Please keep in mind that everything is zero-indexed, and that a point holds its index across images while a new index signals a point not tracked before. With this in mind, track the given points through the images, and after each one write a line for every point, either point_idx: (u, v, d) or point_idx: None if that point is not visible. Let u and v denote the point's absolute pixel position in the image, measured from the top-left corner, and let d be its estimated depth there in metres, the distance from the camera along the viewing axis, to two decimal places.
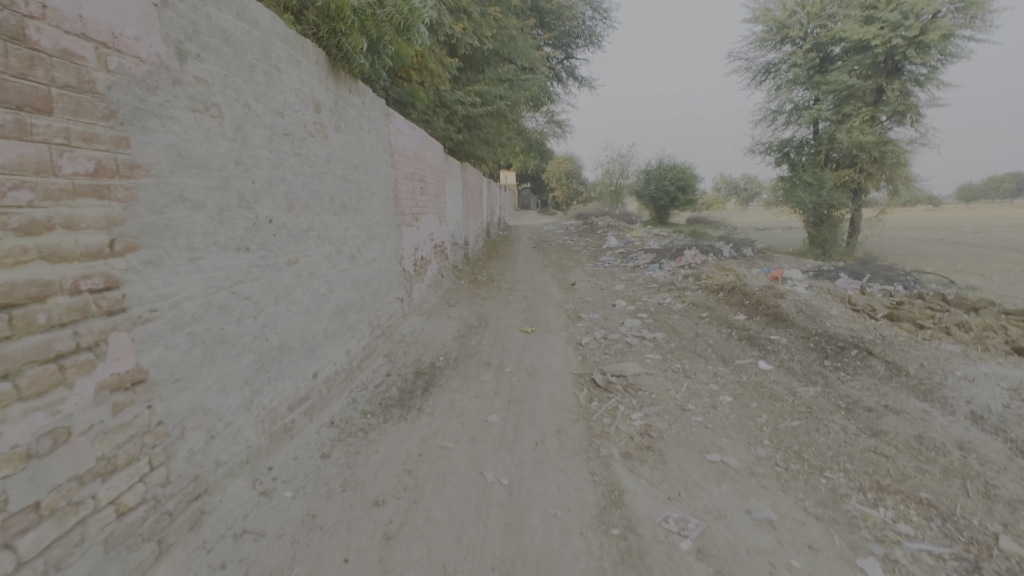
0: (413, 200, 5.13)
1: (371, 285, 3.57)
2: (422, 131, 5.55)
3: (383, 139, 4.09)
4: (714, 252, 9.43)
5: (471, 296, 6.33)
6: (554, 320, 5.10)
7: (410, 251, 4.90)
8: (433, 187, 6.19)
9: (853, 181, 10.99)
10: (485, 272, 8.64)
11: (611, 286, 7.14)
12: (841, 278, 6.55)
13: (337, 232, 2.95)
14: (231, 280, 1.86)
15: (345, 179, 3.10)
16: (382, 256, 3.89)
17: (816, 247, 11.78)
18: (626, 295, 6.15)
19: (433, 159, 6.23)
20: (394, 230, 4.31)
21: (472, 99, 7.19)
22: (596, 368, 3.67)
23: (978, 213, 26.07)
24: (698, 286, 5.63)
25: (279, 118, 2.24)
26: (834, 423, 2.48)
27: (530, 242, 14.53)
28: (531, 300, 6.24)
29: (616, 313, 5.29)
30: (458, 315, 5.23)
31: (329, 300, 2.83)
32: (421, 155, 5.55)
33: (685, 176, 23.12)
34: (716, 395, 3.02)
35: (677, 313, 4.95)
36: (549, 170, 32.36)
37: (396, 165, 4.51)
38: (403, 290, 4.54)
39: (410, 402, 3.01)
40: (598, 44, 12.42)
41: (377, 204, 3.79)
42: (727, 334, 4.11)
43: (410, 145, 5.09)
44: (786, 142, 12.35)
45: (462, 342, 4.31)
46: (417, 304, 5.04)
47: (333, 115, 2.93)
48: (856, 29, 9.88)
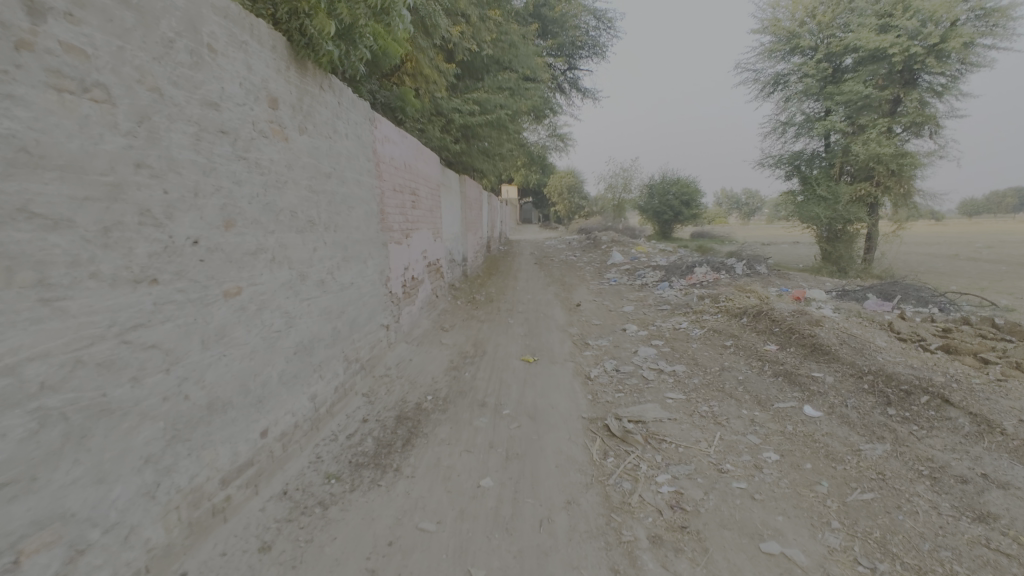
0: (404, 214, 4.65)
1: (347, 313, 3.07)
2: (415, 139, 5.11)
3: (366, 145, 3.62)
4: (726, 270, 8.94)
5: (468, 318, 5.82)
6: (559, 348, 4.59)
7: (398, 270, 4.40)
8: (427, 201, 5.73)
9: (870, 195, 10.53)
10: (484, 290, 8.15)
11: (619, 307, 6.64)
12: (870, 299, 6.04)
13: (301, 253, 2.46)
14: (124, 325, 1.36)
15: (313, 190, 2.62)
16: (362, 279, 3.39)
17: (830, 263, 11.29)
18: (637, 319, 5.65)
19: (427, 171, 5.77)
20: (378, 249, 3.82)
21: (470, 108, 6.75)
22: (609, 411, 3.14)
23: (985, 228, 25.74)
24: (718, 309, 5.11)
25: (212, 111, 1.76)
26: (921, 500, 1.95)
27: (531, 258, 14.07)
28: (533, 323, 5.73)
29: (628, 340, 4.78)
30: (452, 342, 4.73)
31: (288, 336, 2.32)
32: (414, 166, 5.10)
33: (689, 190, 22.79)
34: (758, 450, 2.49)
35: (697, 341, 4.43)
36: (551, 185, 32.07)
37: (382, 176, 4.04)
38: (389, 316, 4.04)
39: (387, 458, 2.48)
40: (602, 54, 12.08)
41: (357, 220, 3.31)
42: (758, 368, 3.58)
43: (401, 155, 4.64)
44: (796, 155, 11.94)
45: (455, 376, 3.80)
46: (407, 331, 4.53)
47: (297, 114, 2.45)
48: (871, 37, 9.50)
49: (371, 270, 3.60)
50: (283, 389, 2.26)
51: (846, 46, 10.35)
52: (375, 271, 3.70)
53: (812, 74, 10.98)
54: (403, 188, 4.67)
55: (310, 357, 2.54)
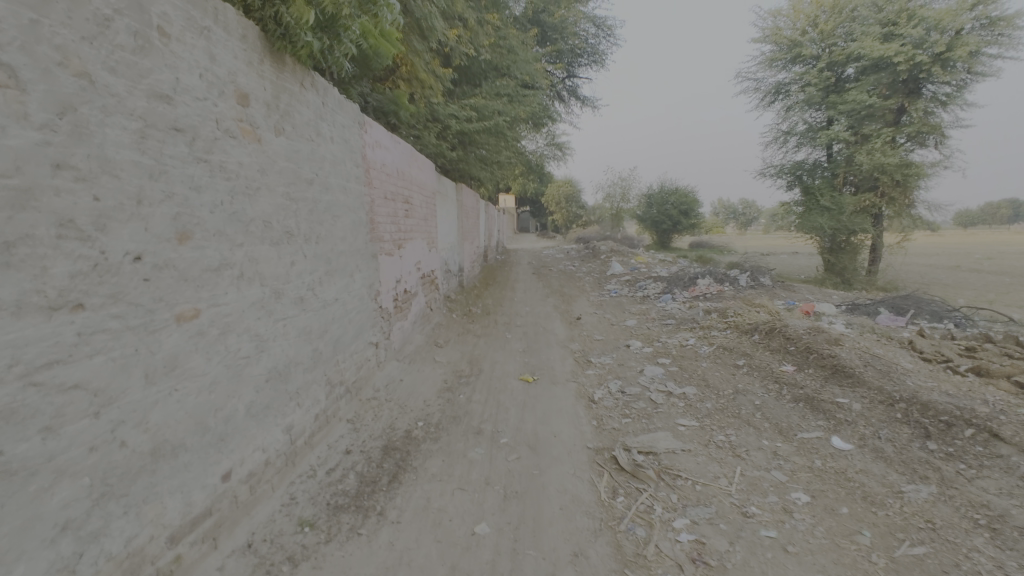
0: (396, 224, 4.42)
1: (329, 332, 2.81)
2: (409, 146, 4.89)
3: (354, 150, 3.37)
4: (730, 282, 8.72)
5: (463, 333, 5.56)
6: (560, 366, 4.33)
7: (390, 282, 4.16)
8: (422, 211, 5.50)
9: (874, 206, 10.36)
10: (481, 303, 7.89)
11: (621, 321, 6.39)
12: (882, 314, 5.81)
13: (275, 269, 2.21)
14: (32, 363, 1.10)
15: (292, 198, 2.37)
16: (349, 294, 3.13)
17: (834, 275, 11.09)
18: (641, 334, 5.40)
19: (421, 178, 5.53)
20: (367, 261, 3.57)
21: (467, 114, 6.53)
22: (616, 440, 2.87)
23: (983, 240, 25.75)
24: (727, 325, 4.86)
25: (164, 105, 1.51)
26: (982, 557, 1.69)
27: (529, 268, 13.83)
28: (532, 338, 5.47)
29: (633, 357, 4.52)
30: (447, 359, 4.47)
31: (259, 362, 2.06)
32: (408, 174, 4.88)
33: (688, 200, 22.70)
34: (785, 490, 2.23)
35: (707, 360, 4.17)
36: (548, 194, 31.95)
37: (372, 183, 3.80)
38: (379, 333, 3.79)
39: (370, 499, 2.21)
40: (602, 62, 11.95)
41: (344, 231, 3.07)
42: (775, 391, 3.32)
43: (394, 162, 4.41)
44: (798, 165, 11.78)
45: (449, 399, 3.53)
46: (398, 348, 4.27)
47: (274, 114, 2.21)
48: (876, 46, 9.37)
49: (359, 284, 3.35)
50: (252, 423, 1.99)
51: (849, 55, 10.23)
52: (363, 285, 3.44)
53: (815, 83, 10.85)
54: (396, 196, 4.44)
55: (285, 384, 2.28)
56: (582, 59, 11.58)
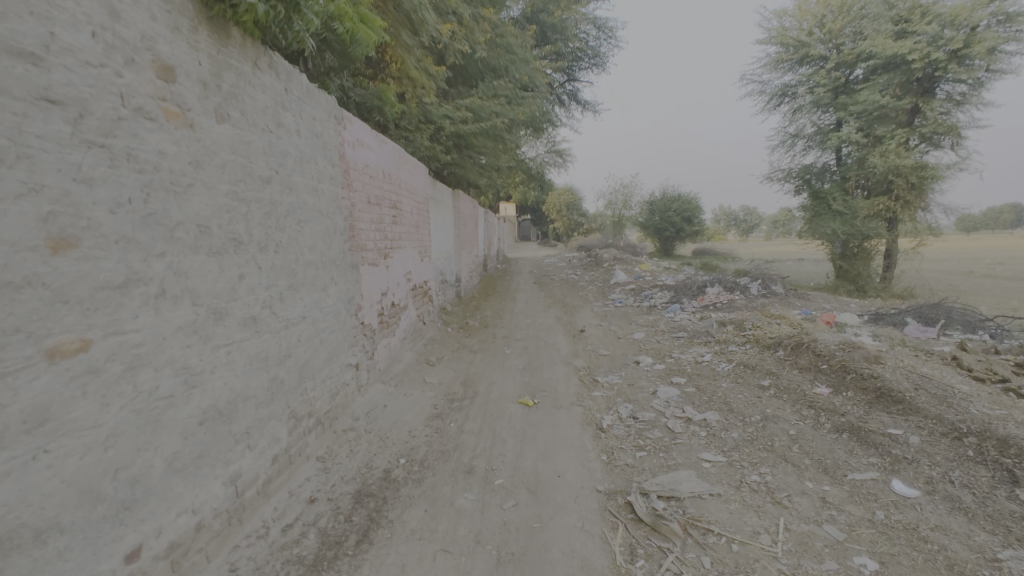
0: (382, 231, 4.04)
1: (294, 355, 2.40)
2: (397, 147, 4.52)
3: (329, 147, 2.98)
4: (740, 290, 8.31)
5: (458, 349, 5.15)
6: (563, 387, 3.90)
7: (374, 296, 3.76)
8: (414, 217, 5.14)
9: (888, 210, 9.95)
10: (479, 314, 7.48)
11: (628, 333, 5.98)
12: (911, 325, 5.39)
13: (215, 285, 1.80)
14: None
15: (240, 199, 1.97)
16: (319, 311, 2.72)
17: (847, 282, 10.67)
18: (650, 349, 4.98)
19: (412, 182, 5.14)
20: (345, 273, 3.16)
21: (462, 114, 6.16)
22: (630, 481, 2.45)
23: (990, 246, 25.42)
24: (746, 339, 4.44)
25: (25, 66, 1.12)
26: None
27: (530, 277, 13.44)
28: (532, 353, 5.06)
29: (644, 376, 4.10)
30: (438, 380, 4.05)
31: (188, 401, 1.65)
32: (397, 176, 4.51)
33: (690, 207, 22.40)
34: (845, 553, 1.80)
35: (727, 379, 3.74)
36: (549, 202, 31.65)
37: (352, 185, 3.40)
38: (359, 353, 3.37)
39: (331, 568, 1.78)
40: (603, 65, 11.65)
41: (314, 238, 2.67)
42: (812, 418, 2.89)
43: (380, 163, 4.04)
44: (807, 168, 11.41)
45: (438, 428, 3.11)
46: (383, 369, 3.86)
47: (214, 95, 1.81)
48: (888, 43, 9.02)
49: (334, 299, 2.94)
50: (176, 480, 1.58)
51: (859, 55, 9.89)
52: (339, 300, 3.04)
53: (823, 84, 10.50)
54: (382, 200, 4.07)
55: (229, 424, 1.86)
56: (582, 61, 11.27)
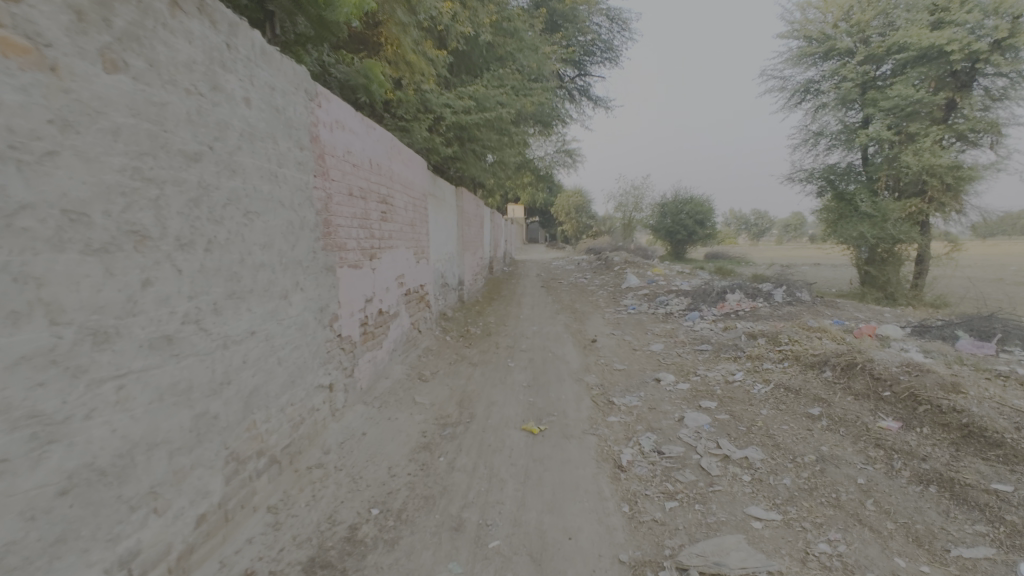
0: (369, 228, 3.56)
1: (235, 382, 1.90)
2: (388, 133, 4.03)
3: (295, 127, 2.48)
4: (763, 297, 7.76)
5: (456, 362, 4.63)
6: (574, 411, 3.37)
7: (357, 303, 3.28)
8: (408, 213, 4.66)
9: (921, 213, 9.34)
10: (482, 321, 6.98)
11: (645, 344, 5.45)
12: (963, 339, 4.82)
13: (96, 295, 1.29)
14: None
15: (146, 178, 1.46)
16: (275, 324, 2.21)
17: (875, 289, 10.05)
18: (671, 365, 4.43)
19: (406, 175, 4.64)
20: (315, 278, 2.66)
21: (465, 103, 5.66)
22: (663, 547, 1.92)
23: (1012, 254, 24.64)
24: (782, 356, 3.88)
25: None
26: None
27: (538, 280, 12.93)
28: (539, 368, 4.54)
29: (666, 398, 3.56)
30: (429, 401, 3.54)
31: (37, 465, 1.14)
32: (388, 167, 4.03)
33: (703, 209, 21.86)
34: None
35: (766, 405, 3.20)
36: (557, 204, 31.18)
37: (328, 174, 2.91)
38: (334, 373, 2.86)
39: None
40: (616, 59, 11.15)
41: (269, 235, 2.17)
42: (883, 461, 2.35)
43: (367, 151, 3.56)
44: (831, 168, 10.83)
45: (424, 464, 2.59)
46: (366, 388, 3.34)
47: (100, 32, 1.31)
48: (925, 34, 8.47)
49: (297, 309, 2.43)
50: None
51: (890, 48, 9.33)
52: (306, 311, 2.53)
53: (850, 78, 9.92)
54: (369, 194, 3.59)
55: (119, 487, 1.35)
56: (595, 54, 10.79)
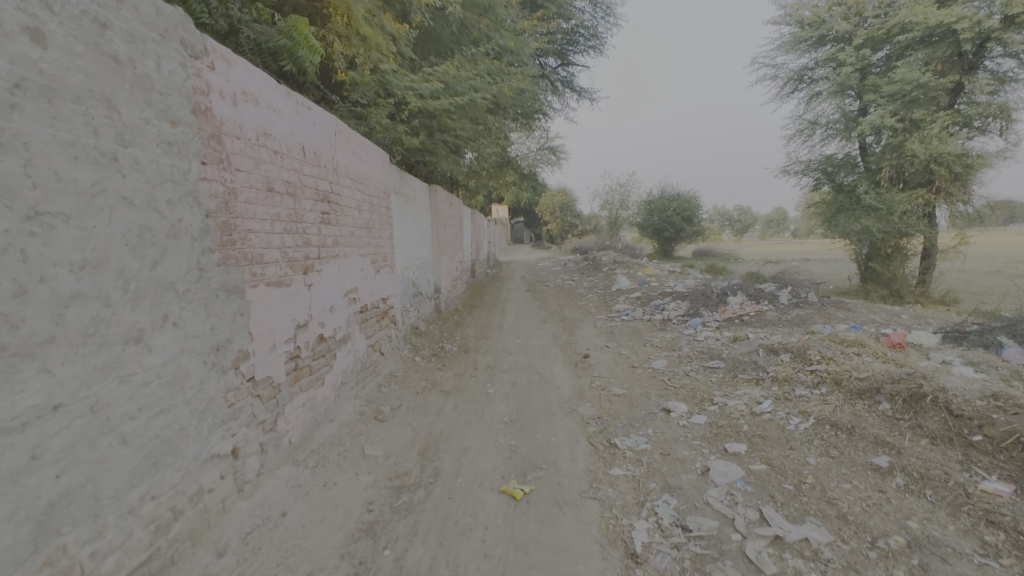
0: (302, 234, 2.80)
1: (8, 495, 1.14)
2: (330, 116, 3.26)
3: (159, 90, 1.72)
4: (768, 298, 7.13)
5: (424, 391, 3.88)
6: (568, 463, 2.65)
7: (283, 332, 2.52)
8: (363, 215, 3.90)
9: (927, 203, 8.79)
10: (461, 334, 6.24)
11: (645, 360, 4.76)
12: (1012, 346, 4.18)
13: None
14: None
15: None
16: (117, 385, 1.45)
17: (879, 286, 9.52)
18: (681, 388, 3.73)
19: (359, 168, 3.88)
20: (203, 306, 1.89)
21: (432, 86, 4.90)
22: None
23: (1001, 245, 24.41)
24: (818, 380, 3.19)
25: None
26: None
27: (523, 283, 12.22)
28: (523, 396, 3.82)
29: (681, 441, 2.84)
30: (383, 451, 2.79)
31: None
32: (330, 160, 3.27)
33: (690, 206, 21.35)
34: None
35: (813, 451, 2.50)
36: (542, 204, 30.55)
37: (227, 161, 2.14)
38: (241, 432, 2.10)
39: None
40: (600, 48, 10.52)
41: (97, 249, 1.40)
42: (1011, 551, 1.65)
43: (297, 136, 2.80)
44: (829, 160, 10.31)
45: (362, 565, 1.84)
46: (298, 442, 2.58)
47: None
48: (930, 12, 7.98)
49: (167, 354, 1.68)
50: None
51: (890, 30, 8.84)
52: (185, 356, 1.77)
53: (849, 63, 9.41)
54: (300, 190, 2.82)
55: None
56: (579, 42, 10.14)
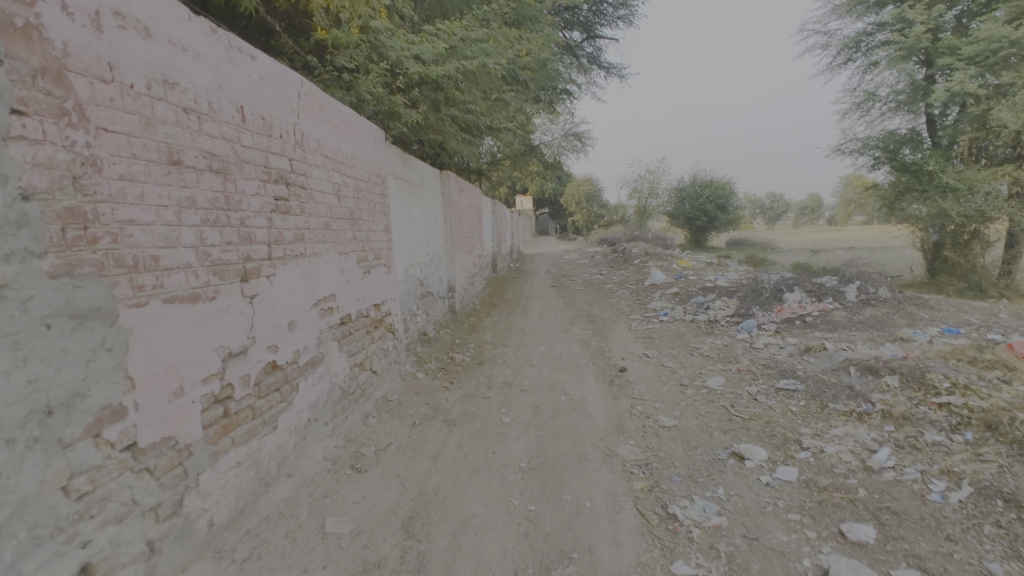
0: (237, 226, 2.02)
1: None
2: (287, 71, 2.48)
3: None
4: (832, 295, 6.15)
5: (422, 422, 3.10)
6: (610, 552, 1.85)
7: (200, 368, 1.76)
8: (344, 202, 3.12)
9: (1015, 182, 7.64)
10: (477, 340, 5.47)
11: (697, 377, 3.90)
12: None
13: None
14: None
15: None
16: None
17: (954, 278, 8.37)
18: (752, 422, 2.87)
19: (338, 143, 3.10)
20: (5, 349, 1.14)
21: (435, 49, 4.13)
22: None
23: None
24: (958, 423, 2.30)
25: None
26: None
27: (549, 277, 11.39)
28: (547, 431, 3.02)
29: (771, 513, 2.00)
30: (352, 526, 2.01)
31: None
32: (289, 130, 2.49)
33: (724, 192, 20.17)
34: None
35: (995, 550, 1.63)
36: (567, 194, 29.62)
37: (77, 112, 1.37)
38: (102, 536, 1.35)
39: None
40: (631, 18, 9.61)
41: None
42: None
43: (227, 91, 2.02)
44: (892, 135, 9.20)
45: None
46: (226, 521, 1.82)
47: None
48: None
49: None
50: None
51: None
52: None
53: (920, 22, 8.32)
54: (235, 165, 2.05)
55: None
56: (608, 12, 9.26)
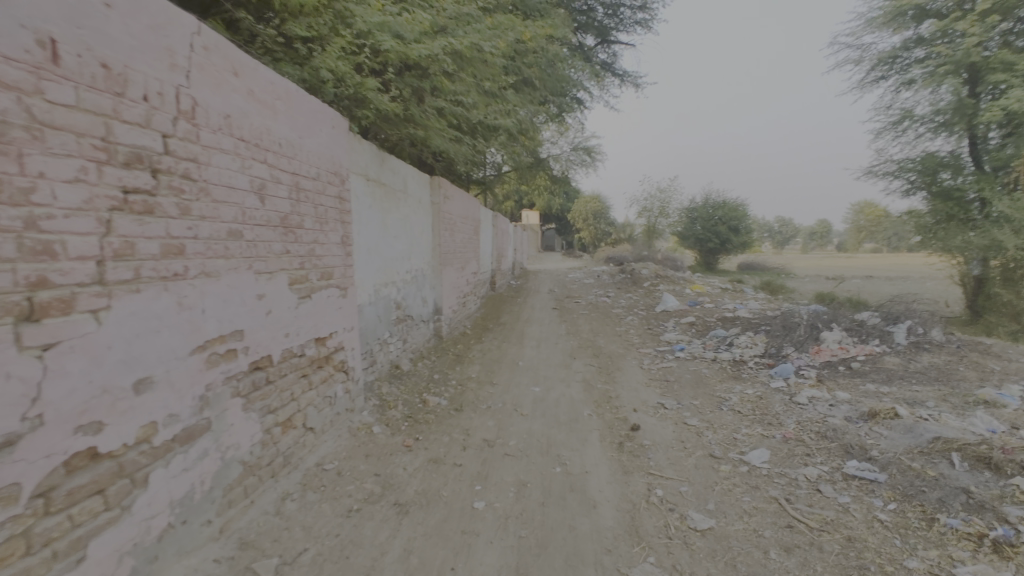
0: (15, 231, 1.21)
1: None
2: (164, 5, 1.68)
3: None
4: (878, 336, 5.29)
5: (361, 509, 2.26)
6: None
7: None
8: (269, 202, 2.30)
9: None
10: (460, 375, 4.64)
11: (731, 445, 3.04)
12: None
13: None
14: None
15: None
16: None
17: (1004, 318, 7.50)
18: (825, 537, 2.01)
19: (267, 124, 2.29)
20: None
21: (418, 23, 3.36)
22: None
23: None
24: None
25: None
26: None
27: (551, 297, 10.57)
28: (533, 531, 2.17)
29: None
30: None
31: None
32: (162, 90, 1.67)
33: (738, 214, 19.36)
34: None
35: None
36: (575, 211, 28.91)
37: None
38: None
39: None
40: (650, 23, 8.92)
41: None
42: None
43: (13, 6, 1.20)
44: (934, 157, 8.43)
45: None
46: None
47: None
48: None
49: None
50: None
51: None
52: None
53: (972, 35, 7.55)
54: (23, 129, 1.23)
55: None
56: (625, 16, 8.58)
